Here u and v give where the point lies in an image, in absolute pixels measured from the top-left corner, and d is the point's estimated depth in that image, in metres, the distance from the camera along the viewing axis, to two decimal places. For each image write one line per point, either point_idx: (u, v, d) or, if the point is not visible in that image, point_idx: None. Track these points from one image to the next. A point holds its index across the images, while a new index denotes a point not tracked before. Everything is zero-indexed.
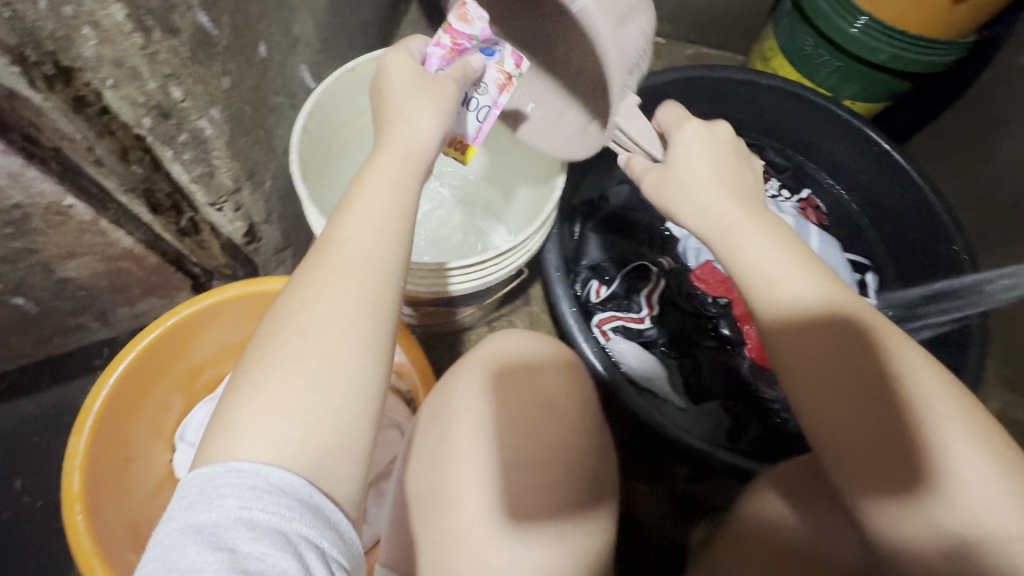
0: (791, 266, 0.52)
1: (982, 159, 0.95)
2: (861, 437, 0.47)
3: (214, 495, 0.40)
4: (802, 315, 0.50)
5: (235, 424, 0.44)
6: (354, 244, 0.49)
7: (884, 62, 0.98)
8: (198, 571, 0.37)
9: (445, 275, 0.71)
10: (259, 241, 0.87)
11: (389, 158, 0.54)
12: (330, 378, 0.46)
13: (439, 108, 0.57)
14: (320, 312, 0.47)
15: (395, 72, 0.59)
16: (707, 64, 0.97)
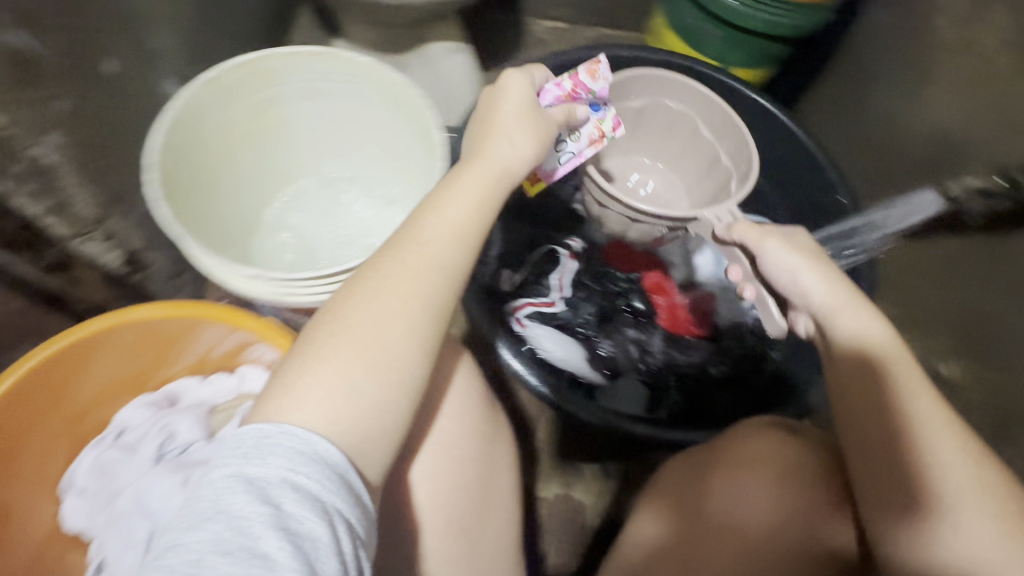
0: (854, 306, 0.60)
1: (858, 112, 1.00)
2: (891, 462, 0.55)
3: (266, 452, 0.43)
4: (867, 348, 0.58)
5: (294, 389, 0.47)
6: (435, 246, 0.54)
7: (761, 29, 1.01)
8: (246, 519, 0.40)
9: (325, 284, 0.66)
10: (146, 269, 0.84)
11: (482, 174, 0.59)
12: (388, 370, 0.49)
13: (531, 140, 0.63)
14: (392, 305, 0.51)
15: (508, 95, 0.64)
16: (597, 45, 1.00)
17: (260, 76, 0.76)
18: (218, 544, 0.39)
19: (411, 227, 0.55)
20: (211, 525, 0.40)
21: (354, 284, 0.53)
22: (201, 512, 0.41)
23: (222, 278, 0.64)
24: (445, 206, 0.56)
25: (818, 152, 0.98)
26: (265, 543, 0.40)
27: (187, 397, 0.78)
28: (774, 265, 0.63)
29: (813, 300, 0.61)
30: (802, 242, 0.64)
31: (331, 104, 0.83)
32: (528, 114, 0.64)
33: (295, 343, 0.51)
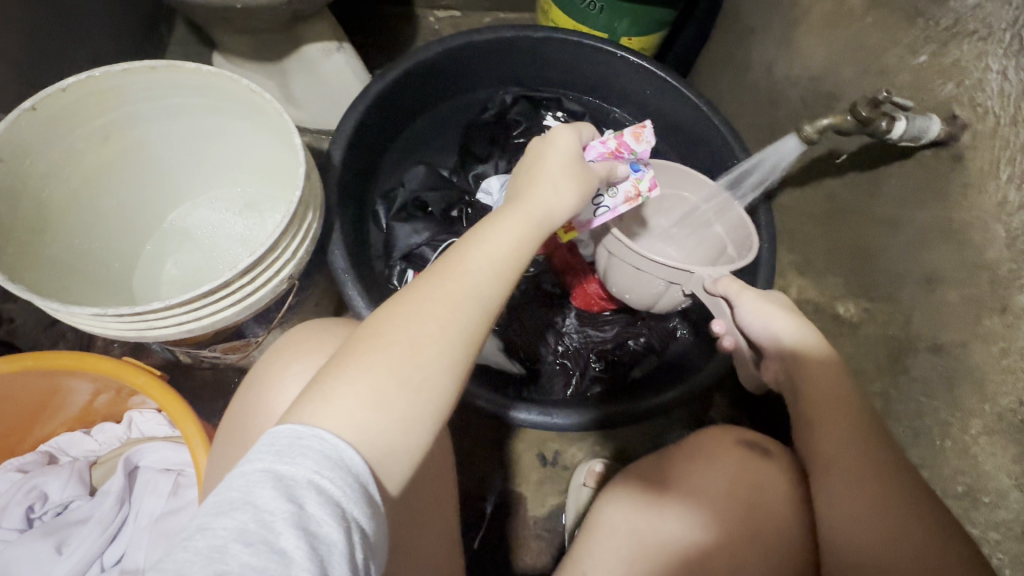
0: (772, 310, 0.60)
1: (744, 67, 1.00)
2: (856, 471, 0.54)
3: (298, 451, 0.39)
4: (808, 354, 0.58)
5: (333, 394, 0.44)
6: (473, 276, 0.50)
7: None
8: (268, 516, 0.36)
9: (197, 310, 0.64)
10: (8, 322, 0.78)
11: (525, 217, 0.55)
12: (419, 390, 0.46)
13: (574, 190, 0.59)
14: (429, 329, 0.47)
15: (555, 147, 0.60)
16: (471, 29, 0.96)
17: (97, 97, 0.70)
18: (242, 535, 0.35)
19: (451, 258, 0.51)
20: (236, 515, 0.36)
21: (395, 300, 0.50)
22: (229, 499, 0.37)
23: (72, 318, 0.60)
24: (488, 244, 0.52)
25: (707, 109, 0.97)
26: (286, 540, 0.35)
27: (70, 454, 0.77)
28: (750, 315, 0.61)
29: (782, 342, 0.59)
30: (780, 300, 0.62)
31: (189, 119, 0.80)
32: (576, 166, 0.60)
33: (341, 344, 0.48)
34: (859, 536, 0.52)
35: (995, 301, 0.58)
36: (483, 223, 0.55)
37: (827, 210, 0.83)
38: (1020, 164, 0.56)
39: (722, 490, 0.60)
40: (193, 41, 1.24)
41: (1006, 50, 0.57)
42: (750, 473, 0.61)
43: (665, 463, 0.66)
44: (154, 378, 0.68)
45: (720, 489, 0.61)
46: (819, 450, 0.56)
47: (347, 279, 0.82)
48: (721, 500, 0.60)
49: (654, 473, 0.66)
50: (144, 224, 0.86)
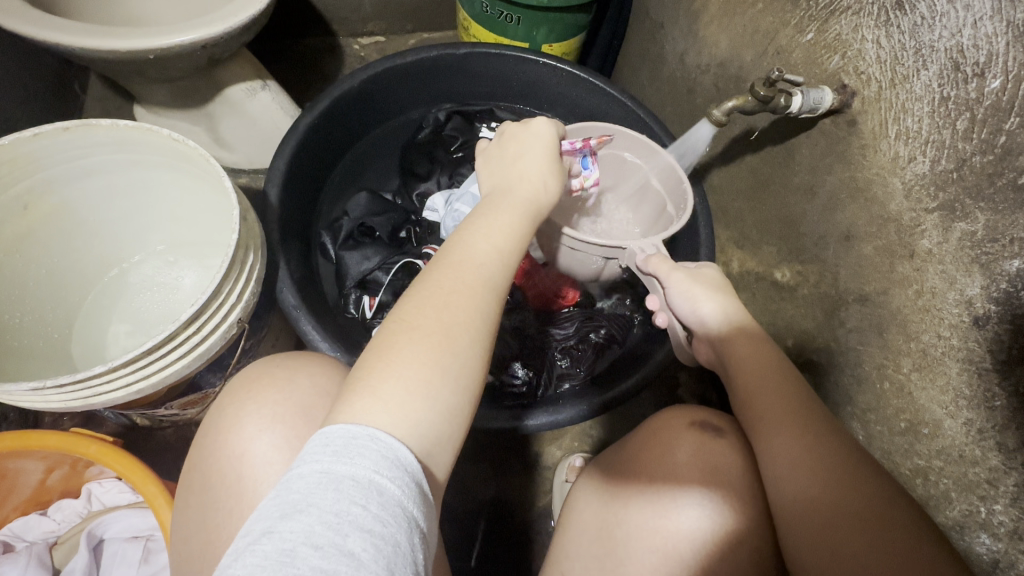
0: (705, 290, 0.66)
1: (661, 61, 1.07)
2: (791, 422, 0.57)
3: (355, 451, 0.40)
4: (735, 328, 0.64)
5: (376, 386, 0.44)
6: (486, 265, 0.52)
7: (550, 4, 1.02)
8: (333, 518, 0.36)
9: (145, 369, 0.62)
10: None
11: (517, 209, 0.57)
12: (458, 377, 0.47)
13: (558, 181, 0.62)
14: (457, 319, 0.48)
15: (532, 141, 0.64)
16: (394, 53, 0.97)
17: (9, 166, 0.68)
18: (310, 538, 0.35)
19: (459, 250, 0.53)
20: (303, 519, 0.36)
21: (415, 291, 0.50)
22: (291, 502, 0.37)
23: (10, 397, 0.58)
24: (493, 233, 0.54)
25: (630, 103, 1.01)
26: (352, 542, 0.36)
27: (28, 538, 0.73)
28: (679, 294, 0.67)
29: (709, 324, 0.65)
30: (709, 279, 0.68)
31: (114, 175, 0.78)
32: (557, 159, 0.63)
33: (369, 341, 0.48)
34: (792, 481, 0.54)
35: (903, 248, 0.63)
36: (478, 215, 0.57)
37: (754, 183, 0.89)
38: (904, 122, 0.61)
39: (689, 468, 0.63)
40: (112, 97, 1.22)
41: (876, 21, 0.63)
42: (708, 452, 0.63)
43: (653, 433, 0.68)
44: (107, 446, 0.66)
45: (686, 465, 0.63)
46: (757, 412, 0.59)
47: (301, 314, 0.81)
48: (718, 455, 0.63)
49: (618, 467, 0.68)
50: (80, 287, 0.84)
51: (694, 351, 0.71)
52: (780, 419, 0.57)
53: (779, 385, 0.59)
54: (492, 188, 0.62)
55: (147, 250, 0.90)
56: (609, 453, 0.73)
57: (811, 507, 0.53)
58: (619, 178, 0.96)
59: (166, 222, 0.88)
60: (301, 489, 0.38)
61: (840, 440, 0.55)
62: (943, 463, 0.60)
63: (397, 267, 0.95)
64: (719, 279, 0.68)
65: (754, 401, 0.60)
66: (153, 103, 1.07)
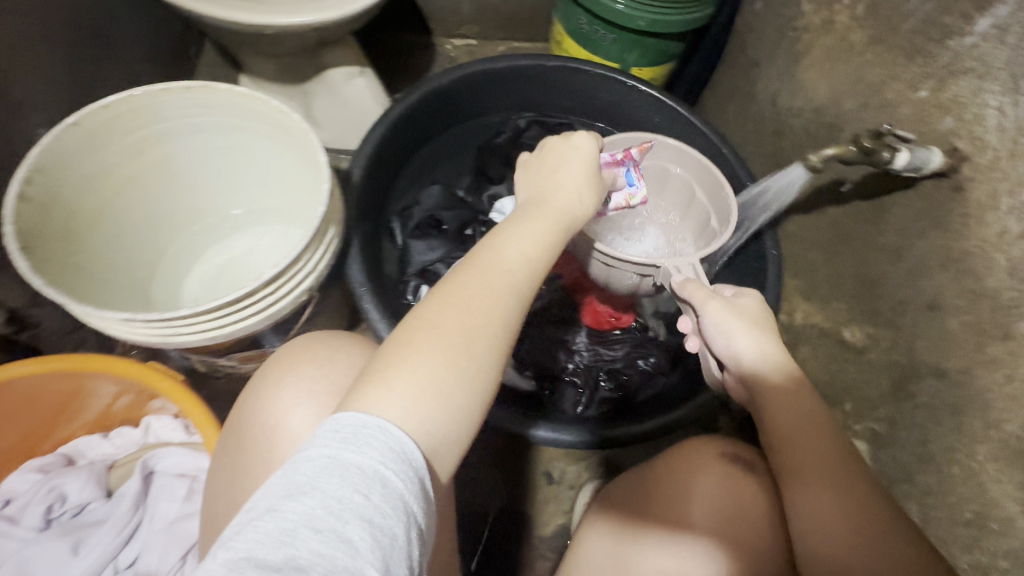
0: (746, 328, 0.60)
1: (750, 100, 1.06)
2: (829, 478, 0.54)
3: (363, 440, 0.41)
4: (770, 381, 0.59)
5: (393, 378, 0.45)
6: (512, 272, 0.53)
7: (649, 28, 1.05)
8: (335, 503, 0.37)
9: (219, 318, 0.65)
10: (37, 327, 0.79)
11: (546, 221, 0.57)
12: (473, 380, 0.48)
13: (593, 197, 0.62)
14: (478, 323, 0.49)
15: (570, 157, 0.64)
16: (487, 58, 1.00)
17: (132, 115, 0.74)
18: (311, 521, 0.36)
19: (488, 254, 0.53)
20: (305, 501, 0.37)
21: (441, 291, 0.51)
22: (295, 484, 0.38)
23: (99, 322, 0.62)
24: (523, 241, 0.55)
25: (714, 136, 1.00)
26: (351, 530, 0.37)
27: (89, 456, 0.78)
28: (714, 327, 0.61)
29: (744, 363, 0.60)
30: (746, 310, 0.61)
31: (217, 137, 0.84)
32: (596, 174, 0.64)
33: (392, 336, 0.49)
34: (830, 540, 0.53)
35: (997, 328, 0.59)
36: (511, 223, 0.57)
37: (836, 236, 0.85)
38: (1019, 196, 0.58)
39: (706, 518, 0.61)
40: (221, 64, 1.31)
41: (1003, 87, 0.60)
42: (728, 502, 0.61)
43: (667, 471, 0.66)
44: (176, 384, 0.70)
45: (703, 512, 0.61)
46: (788, 464, 0.57)
47: (363, 292, 0.84)
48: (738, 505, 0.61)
49: (632, 504, 0.66)
50: (169, 235, 0.89)
51: (726, 383, 0.65)
52: (815, 476, 0.55)
53: (820, 442, 0.56)
54: (525, 199, 0.62)
55: (240, 207, 0.95)
56: (623, 480, 0.72)
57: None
58: (654, 188, 0.95)
59: (256, 190, 0.93)
60: (306, 473, 0.39)
61: (877, 502, 0.53)
62: (1009, 564, 0.56)
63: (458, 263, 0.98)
64: (761, 314, 0.62)
65: (787, 454, 0.57)
66: (258, 77, 1.14)
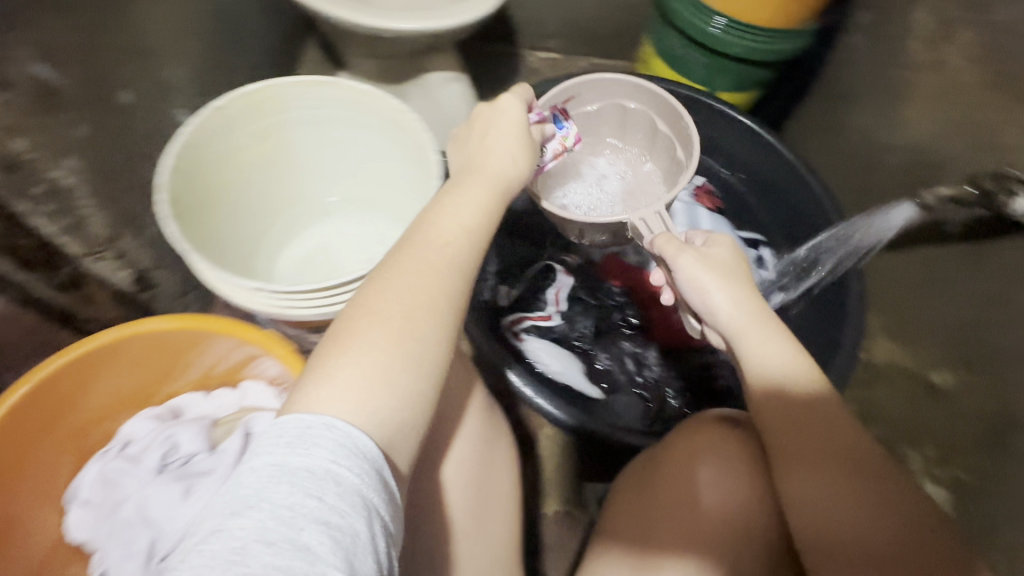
0: (729, 278, 0.61)
1: (837, 132, 1.05)
2: (819, 450, 0.54)
3: (311, 442, 0.43)
4: (758, 355, 0.58)
5: (334, 372, 0.48)
6: (450, 246, 0.55)
7: (744, 55, 1.06)
8: (289, 509, 0.39)
9: (333, 292, 0.70)
10: (155, 288, 0.85)
11: (483, 188, 0.60)
12: (422, 361, 0.50)
13: (526, 157, 0.64)
14: (421, 304, 0.52)
15: (501, 119, 0.65)
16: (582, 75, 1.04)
17: (265, 103, 0.81)
18: (262, 535, 0.38)
19: (425, 233, 0.56)
20: (256, 513, 0.39)
21: (380, 275, 0.54)
22: (242, 498, 0.40)
23: (229, 291, 0.69)
24: (460, 215, 0.57)
25: (802, 169, 1.01)
26: (307, 535, 0.39)
27: (192, 412, 0.78)
28: (688, 282, 0.61)
29: (719, 315, 0.60)
30: (715, 256, 0.62)
31: (330, 129, 0.89)
32: (526, 132, 0.65)
33: (326, 334, 0.51)
34: (824, 513, 0.52)
35: None
36: (444, 198, 0.59)
37: (927, 278, 0.87)
38: None
39: (709, 507, 0.61)
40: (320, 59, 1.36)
41: None
42: (727, 493, 0.62)
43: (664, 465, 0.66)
44: (290, 351, 0.70)
45: (714, 509, 0.61)
46: (777, 446, 0.56)
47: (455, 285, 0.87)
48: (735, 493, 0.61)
49: (637, 505, 0.66)
50: (273, 218, 0.93)
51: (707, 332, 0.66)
52: (801, 451, 0.54)
53: (808, 418, 0.56)
54: (459, 168, 0.64)
55: (335, 197, 0.99)
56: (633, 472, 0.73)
57: (832, 532, 0.51)
58: (597, 126, 0.94)
59: (355, 181, 0.97)
60: (253, 486, 0.41)
61: (863, 464, 0.53)
62: None
63: (538, 267, 1.00)
64: (734, 266, 0.62)
65: (776, 435, 0.56)
66: (360, 77, 1.21)
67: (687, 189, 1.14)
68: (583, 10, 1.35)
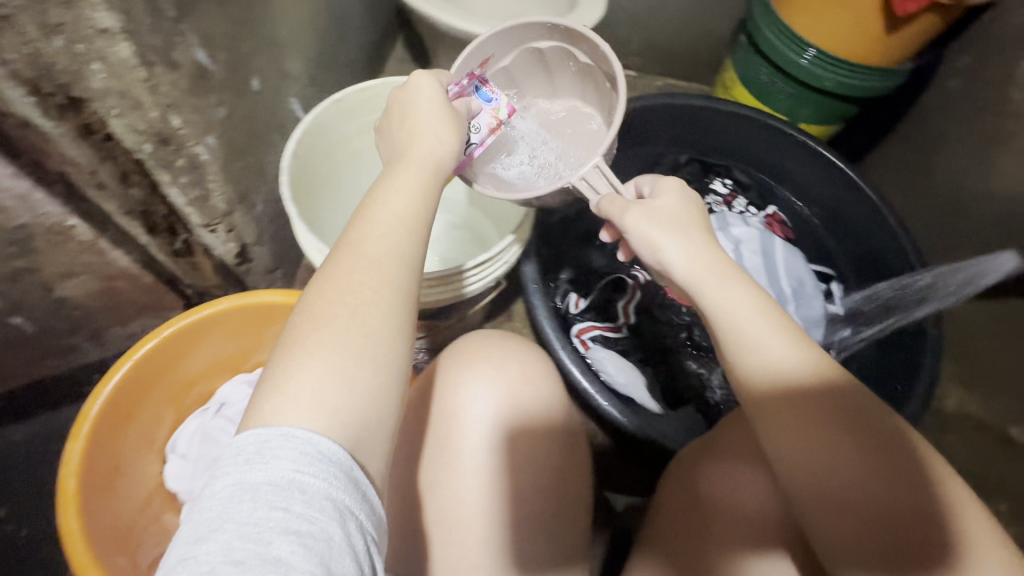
0: (681, 235, 0.57)
1: (924, 175, 1.05)
2: (799, 412, 0.49)
3: (269, 456, 0.41)
4: (734, 331, 0.52)
5: (289, 388, 0.45)
6: (388, 236, 0.51)
7: (832, 88, 1.07)
8: (255, 526, 0.39)
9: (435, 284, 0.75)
10: (250, 262, 0.90)
11: (417, 172, 0.55)
12: (378, 356, 0.47)
13: (452, 133, 0.59)
14: (365, 297, 0.48)
15: (419, 101, 0.60)
16: (671, 94, 1.04)
17: (378, 101, 0.85)
18: (231, 553, 0.38)
19: (360, 227, 0.51)
20: (221, 536, 0.38)
21: (320, 279, 0.49)
22: (206, 523, 0.39)
23: None
24: (392, 200, 0.53)
25: (881, 206, 0.99)
26: (277, 547, 0.38)
27: None
28: (637, 238, 0.58)
29: (675, 272, 0.57)
30: (662, 211, 0.59)
31: None
32: (449, 109, 0.61)
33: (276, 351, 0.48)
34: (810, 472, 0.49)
35: None
36: (379, 184, 0.55)
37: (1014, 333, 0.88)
38: None
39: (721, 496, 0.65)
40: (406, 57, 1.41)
41: None
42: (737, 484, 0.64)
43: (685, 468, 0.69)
44: None
45: (736, 507, 0.64)
46: (759, 415, 0.51)
47: (533, 289, 0.90)
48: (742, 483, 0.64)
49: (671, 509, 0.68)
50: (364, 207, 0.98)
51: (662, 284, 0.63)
52: (778, 411, 0.50)
53: (792, 388, 0.50)
54: (391, 153, 0.59)
55: None
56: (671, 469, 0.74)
57: (822, 488, 0.48)
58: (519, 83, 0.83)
59: None
60: (214, 506, 0.40)
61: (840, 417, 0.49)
62: None
63: (608, 280, 1.03)
64: (689, 223, 0.59)
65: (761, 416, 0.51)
66: None
67: (759, 217, 1.14)
68: (664, 32, 1.38)
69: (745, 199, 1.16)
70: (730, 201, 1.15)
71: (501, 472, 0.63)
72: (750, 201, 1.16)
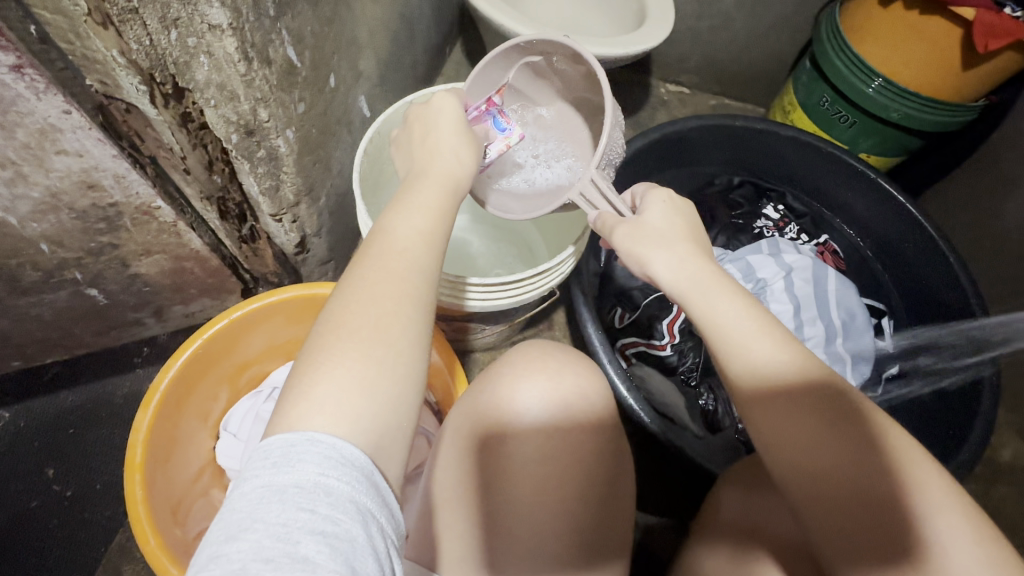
0: (666, 242, 0.56)
1: (992, 217, 1.02)
2: (787, 407, 0.50)
3: (294, 459, 0.41)
4: (728, 341, 0.52)
5: (314, 395, 0.45)
6: (409, 252, 0.51)
7: (898, 120, 1.04)
8: (283, 526, 0.38)
9: (484, 289, 0.75)
10: (306, 253, 0.91)
11: (435, 189, 0.56)
12: (397, 368, 0.48)
13: (471, 153, 0.60)
14: (387, 307, 0.49)
15: (439, 118, 0.62)
16: (732, 115, 1.04)
17: None
18: (260, 552, 0.38)
19: (380, 240, 0.52)
20: (250, 535, 0.38)
21: (338, 291, 0.50)
22: (235, 523, 0.39)
23: None
24: (416, 215, 0.53)
25: (942, 244, 0.97)
26: (304, 547, 0.38)
27: None
28: (626, 252, 0.57)
29: (661, 281, 0.56)
30: (654, 219, 0.58)
31: None
32: (466, 128, 0.62)
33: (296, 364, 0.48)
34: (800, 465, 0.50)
35: None
36: (396, 199, 0.56)
37: None
38: None
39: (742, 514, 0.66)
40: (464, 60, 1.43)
41: None
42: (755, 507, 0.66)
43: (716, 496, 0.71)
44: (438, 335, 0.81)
45: (754, 525, 0.64)
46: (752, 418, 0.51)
47: (582, 301, 0.90)
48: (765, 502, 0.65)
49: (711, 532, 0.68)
50: None
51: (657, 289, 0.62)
52: (762, 400, 0.50)
53: (785, 387, 0.50)
54: (410, 170, 0.60)
55: None
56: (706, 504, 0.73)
57: (812, 475, 0.49)
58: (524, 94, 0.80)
59: None
60: (241, 505, 0.40)
61: (820, 400, 0.50)
62: None
63: (656, 297, 1.00)
64: (680, 230, 0.58)
65: (759, 423, 0.51)
66: None
67: (810, 245, 1.11)
68: (724, 51, 1.37)
69: (797, 225, 1.13)
70: (781, 226, 1.13)
71: (549, 482, 0.63)
72: (802, 228, 1.13)
